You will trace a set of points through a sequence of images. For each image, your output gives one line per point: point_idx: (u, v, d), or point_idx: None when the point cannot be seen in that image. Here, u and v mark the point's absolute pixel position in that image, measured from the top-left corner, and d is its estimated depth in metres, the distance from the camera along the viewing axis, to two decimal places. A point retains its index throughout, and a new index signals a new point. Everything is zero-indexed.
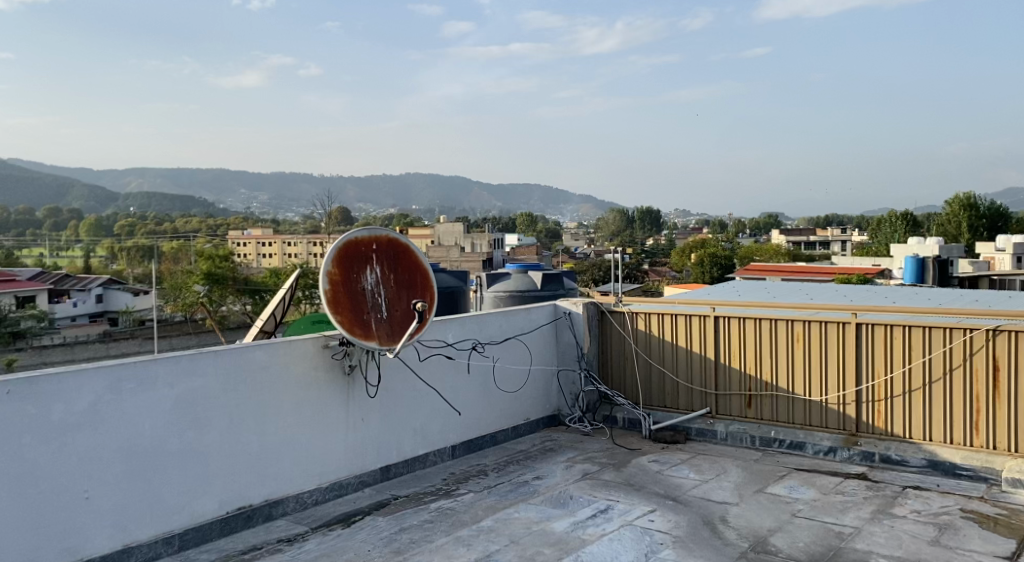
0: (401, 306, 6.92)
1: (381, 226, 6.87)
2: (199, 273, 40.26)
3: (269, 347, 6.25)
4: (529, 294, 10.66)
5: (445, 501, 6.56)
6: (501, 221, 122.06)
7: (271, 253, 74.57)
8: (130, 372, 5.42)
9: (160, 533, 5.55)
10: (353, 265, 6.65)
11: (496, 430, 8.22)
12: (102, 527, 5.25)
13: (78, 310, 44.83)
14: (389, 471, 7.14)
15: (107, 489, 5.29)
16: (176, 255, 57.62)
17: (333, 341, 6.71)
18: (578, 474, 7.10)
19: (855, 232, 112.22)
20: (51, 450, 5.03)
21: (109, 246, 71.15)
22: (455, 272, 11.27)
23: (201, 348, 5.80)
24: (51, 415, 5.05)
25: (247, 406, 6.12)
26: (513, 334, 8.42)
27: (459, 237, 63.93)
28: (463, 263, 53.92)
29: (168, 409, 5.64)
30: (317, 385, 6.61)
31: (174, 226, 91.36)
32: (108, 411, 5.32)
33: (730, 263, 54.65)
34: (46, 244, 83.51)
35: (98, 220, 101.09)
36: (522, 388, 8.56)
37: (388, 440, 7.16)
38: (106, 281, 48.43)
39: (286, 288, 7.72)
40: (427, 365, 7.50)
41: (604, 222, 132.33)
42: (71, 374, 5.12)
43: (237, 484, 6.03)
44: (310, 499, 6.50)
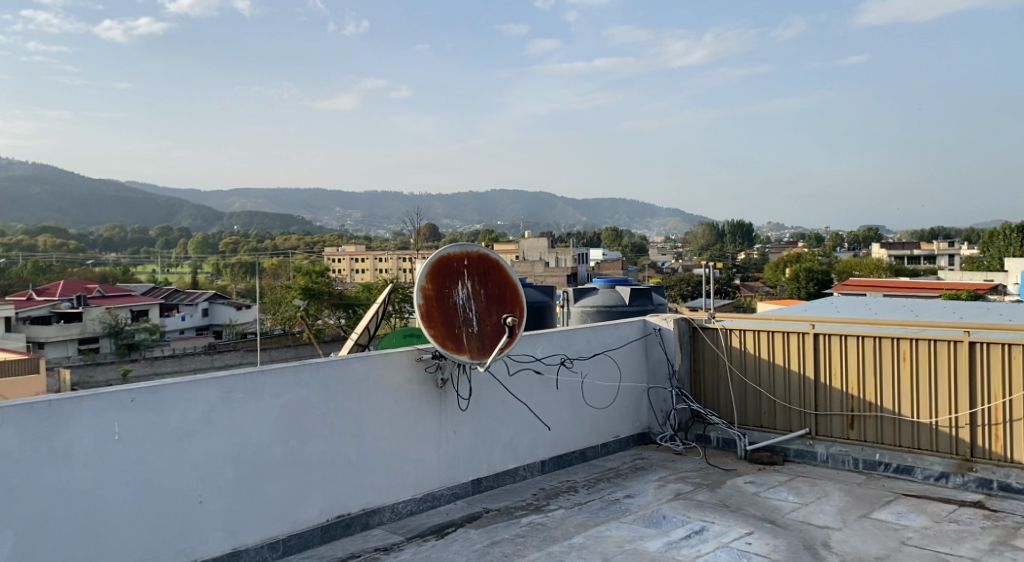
0: (491, 320, 6.98)
1: (473, 242, 6.99)
2: (297, 287, 41.18)
3: (367, 359, 6.42)
4: (616, 309, 10.56)
5: (536, 516, 6.55)
6: (587, 236, 121.69)
7: (364, 269, 76.67)
8: (240, 383, 5.66)
9: (266, 538, 5.75)
10: (446, 280, 6.78)
11: (585, 446, 8.17)
12: (214, 531, 5.48)
13: (186, 323, 47.02)
14: (480, 484, 7.20)
15: (218, 494, 5.52)
16: (275, 271, 59.86)
17: (426, 354, 6.81)
18: (670, 493, 6.98)
19: (963, 245, 106.86)
20: (169, 455, 5.31)
21: (215, 263, 74.58)
22: (542, 287, 11.30)
23: (303, 361, 6.00)
24: (169, 421, 5.33)
25: (346, 417, 6.28)
26: (602, 349, 8.36)
27: (545, 251, 63.83)
28: (548, 278, 53.99)
29: (274, 418, 5.85)
30: (411, 397, 6.73)
31: (273, 243, 95.19)
32: (221, 419, 5.57)
33: (827, 278, 52.86)
34: (157, 261, 88.54)
35: (205, 238, 106.14)
36: (612, 404, 8.49)
37: (479, 453, 7.21)
38: (212, 294, 50.29)
39: (380, 301, 7.91)
40: (516, 380, 7.52)
41: (693, 236, 130.15)
42: (186, 384, 5.39)
43: (337, 493, 6.19)
44: (405, 509, 6.61)
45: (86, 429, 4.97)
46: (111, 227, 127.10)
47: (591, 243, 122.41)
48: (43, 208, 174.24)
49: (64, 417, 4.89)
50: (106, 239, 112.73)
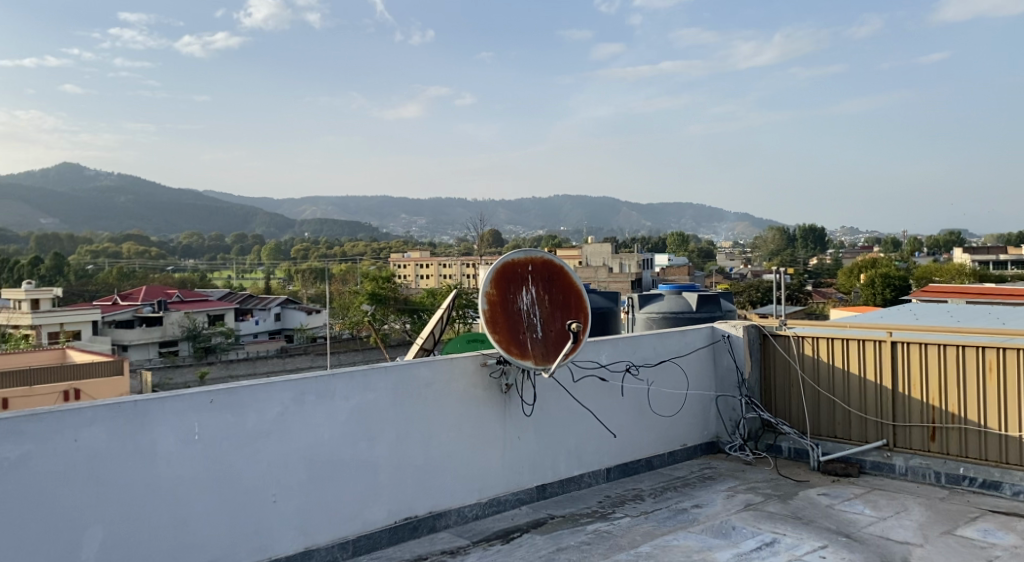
0: (555, 326, 6.95)
1: (538, 248, 6.97)
2: (364, 293, 41.66)
3: (433, 363, 6.46)
4: (683, 316, 10.40)
5: (602, 524, 6.49)
6: (652, 241, 120.44)
7: (429, 274, 77.62)
8: (312, 385, 5.76)
9: (337, 538, 5.84)
10: (510, 286, 6.80)
11: (651, 454, 8.06)
12: (287, 529, 5.60)
13: (260, 327, 48.36)
14: (545, 490, 7.17)
15: (291, 493, 5.64)
16: (344, 277, 61.00)
17: (491, 359, 6.82)
18: (740, 504, 6.82)
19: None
20: (246, 455, 5.45)
21: (286, 270, 76.49)
22: (607, 293, 11.22)
23: (372, 365, 6.07)
24: (246, 422, 5.46)
25: (413, 420, 6.33)
26: (668, 356, 8.24)
27: (608, 256, 63.27)
28: (612, 283, 53.63)
29: (344, 421, 5.93)
30: (476, 401, 6.75)
31: (342, 249, 97.25)
32: (294, 420, 5.68)
33: (906, 283, 51.05)
34: (233, 267, 91.41)
35: (278, 245, 109.04)
36: (679, 412, 8.35)
37: (544, 459, 7.19)
38: (284, 299, 51.65)
39: (445, 306, 7.99)
40: (581, 386, 7.47)
41: (763, 241, 127.57)
42: (261, 386, 5.51)
43: (404, 495, 6.24)
44: (470, 513, 6.63)
45: (168, 429, 5.14)
46: (191, 235, 132.06)
47: (655, 249, 120.92)
48: (128, 218, 182.35)
49: (149, 417, 5.06)
50: (185, 246, 117.03)
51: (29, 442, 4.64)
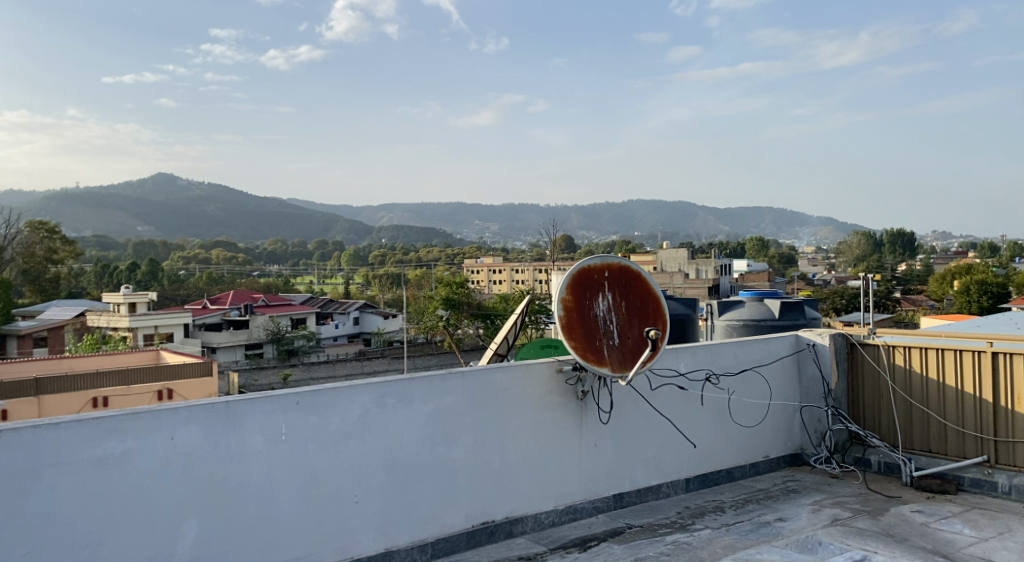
0: (632, 332, 6.86)
1: (614, 254, 6.90)
2: (439, 298, 42.05)
3: (509, 369, 6.45)
4: (765, 323, 10.14)
5: (681, 535, 6.37)
6: (730, 246, 117.91)
7: (502, 280, 78.13)
8: (392, 389, 5.84)
9: (416, 540, 5.90)
10: (586, 292, 6.76)
11: (732, 466, 7.87)
12: (368, 530, 5.69)
13: (340, 331, 49.41)
14: (623, 499, 7.09)
15: (372, 495, 5.72)
16: (419, 282, 61.84)
17: (566, 366, 6.76)
18: (827, 519, 6.59)
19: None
20: (330, 455, 5.56)
21: (365, 275, 78.11)
22: (685, 299, 11.05)
23: (449, 370, 6.11)
24: (329, 424, 5.57)
25: (491, 425, 6.35)
26: (750, 365, 8.04)
27: (684, 261, 62.23)
28: (688, 289, 52.79)
29: (422, 424, 5.99)
30: (552, 407, 6.71)
31: (417, 255, 98.86)
32: (375, 423, 5.76)
33: (1004, 291, 48.51)
34: (315, 273, 93.90)
35: (357, 252, 111.50)
36: (761, 422, 8.14)
37: (621, 468, 7.10)
38: (363, 304, 52.72)
39: (518, 312, 8.04)
40: (658, 394, 7.35)
41: (848, 246, 123.11)
42: (344, 389, 5.61)
43: (482, 500, 6.26)
44: (547, 520, 6.60)
45: (258, 428, 5.29)
46: (275, 242, 136.65)
47: (733, 254, 118.34)
48: (217, 226, 189.92)
49: (239, 417, 5.22)
50: (270, 253, 120.98)
51: (129, 439, 4.84)
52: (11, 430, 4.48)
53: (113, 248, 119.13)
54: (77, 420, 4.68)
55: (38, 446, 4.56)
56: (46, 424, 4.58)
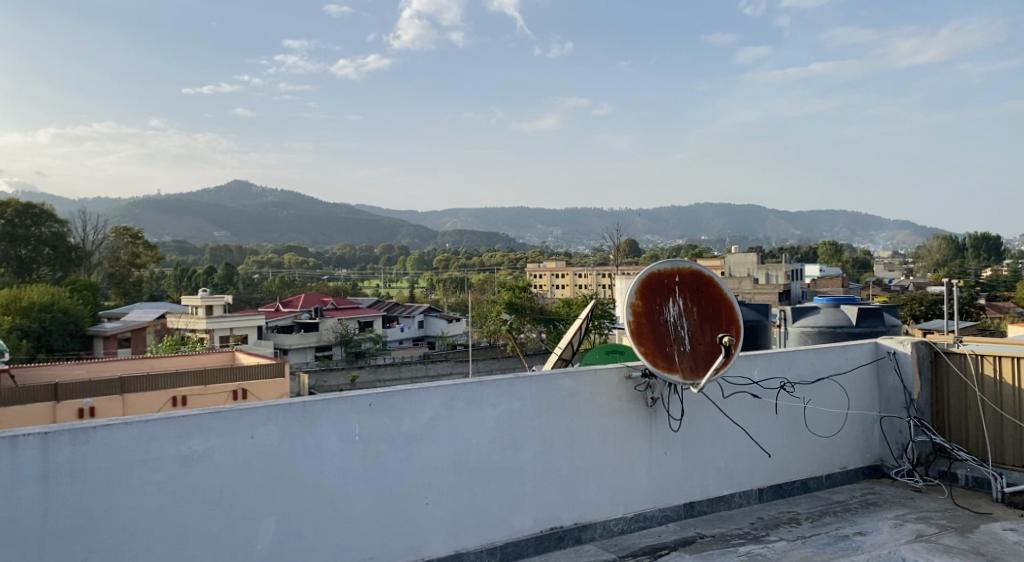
0: (704, 339, 6.75)
1: (684, 258, 6.82)
2: (502, 302, 42.18)
3: (579, 374, 6.42)
4: (841, 330, 9.87)
5: (755, 546, 6.23)
6: (801, 250, 114.80)
7: (564, 284, 78.04)
8: (462, 392, 5.87)
9: (485, 543, 5.91)
10: (656, 297, 6.69)
11: (808, 476, 7.67)
12: (439, 532, 5.73)
13: (405, 334, 50.10)
14: (693, 508, 6.97)
15: (443, 497, 5.76)
16: (482, 286, 62.17)
17: (635, 372, 6.69)
18: (910, 534, 6.36)
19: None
20: (401, 456, 5.62)
21: (429, 279, 78.88)
22: (757, 305, 10.84)
23: (516, 375, 6.11)
24: (401, 426, 5.63)
25: (559, 430, 6.33)
26: (827, 374, 7.82)
27: (754, 267, 60.88)
28: (757, 294, 51.69)
29: (491, 427, 6.01)
30: (621, 413, 6.65)
31: (480, 259, 99.36)
32: (445, 425, 5.81)
33: None
34: (382, 276, 95.38)
35: (422, 257, 112.72)
36: (838, 432, 7.91)
37: (692, 477, 6.99)
38: (428, 307, 53.30)
39: (583, 317, 8.09)
40: (731, 402, 7.20)
41: (928, 250, 118.47)
42: (415, 391, 5.67)
43: (550, 505, 6.24)
44: (616, 527, 6.54)
45: (332, 430, 5.38)
46: (344, 246, 139.16)
47: (805, 259, 115.07)
48: (288, 231, 194.73)
49: (315, 417, 5.32)
50: (339, 258, 123.39)
51: (212, 437, 4.98)
52: (103, 427, 4.66)
53: (191, 253, 123.26)
54: (163, 418, 4.84)
55: (125, 442, 4.73)
56: (135, 421, 4.76)
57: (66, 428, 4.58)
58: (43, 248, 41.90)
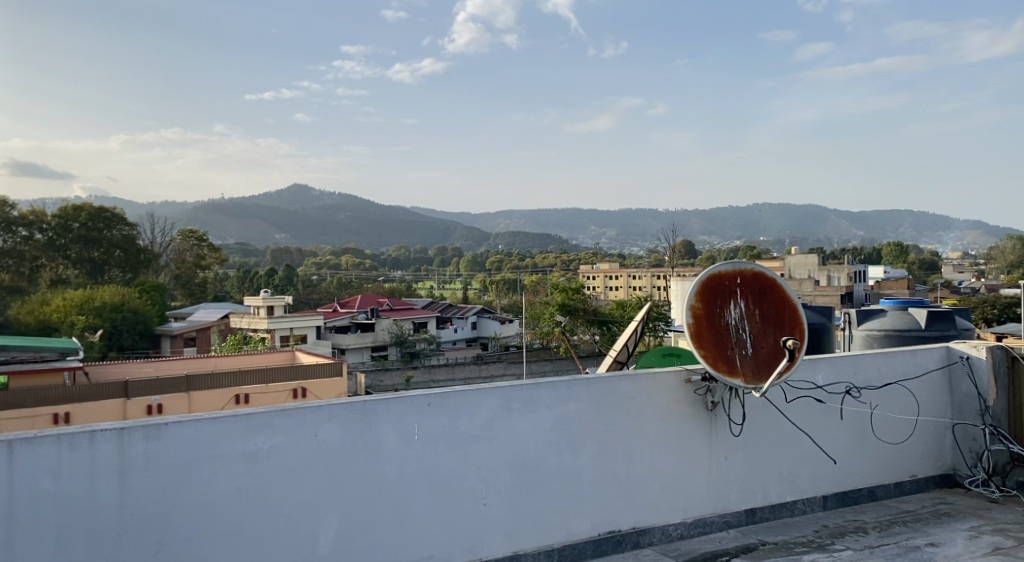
0: (767, 342, 6.61)
1: (746, 259, 6.68)
2: (555, 304, 42.07)
3: (636, 377, 6.34)
4: (909, 334, 9.55)
5: (821, 555, 6.07)
6: (864, 250, 111.63)
7: (618, 286, 77.68)
8: (519, 394, 5.85)
9: (543, 546, 5.88)
10: (717, 299, 6.57)
11: (875, 484, 7.44)
12: (497, 532, 5.73)
13: (458, 335, 50.50)
14: (755, 515, 6.82)
15: (500, 498, 5.75)
16: (535, 288, 62.20)
17: (695, 376, 6.58)
18: (986, 547, 6.13)
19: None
20: (459, 457, 5.63)
21: (483, 280, 79.25)
22: (820, 308, 10.57)
23: (574, 377, 6.07)
24: (459, 425, 5.65)
25: (616, 434, 6.27)
26: (895, 379, 7.58)
27: (815, 268, 59.50)
28: (818, 296, 50.51)
29: (548, 429, 5.97)
30: (681, 417, 6.54)
31: (534, 261, 99.28)
32: (502, 426, 5.80)
33: None
34: (436, 277, 96.20)
35: (475, 258, 113.28)
36: (907, 439, 7.66)
37: (753, 483, 6.84)
38: (481, 309, 53.56)
39: (639, 320, 8.03)
40: (794, 407, 7.04)
41: (1000, 251, 114.08)
42: (473, 392, 5.68)
43: (608, 508, 6.18)
44: (675, 532, 6.44)
45: (392, 429, 5.42)
46: (399, 248, 141.03)
47: (867, 260, 111.87)
48: (345, 234, 197.98)
49: (375, 416, 5.36)
50: (394, 260, 125.02)
51: (277, 435, 5.07)
52: (176, 423, 4.78)
53: (253, 255, 126.35)
54: (231, 416, 4.94)
55: (191, 441, 4.83)
56: (204, 419, 4.87)
57: (140, 424, 4.71)
58: (115, 250, 43.12)
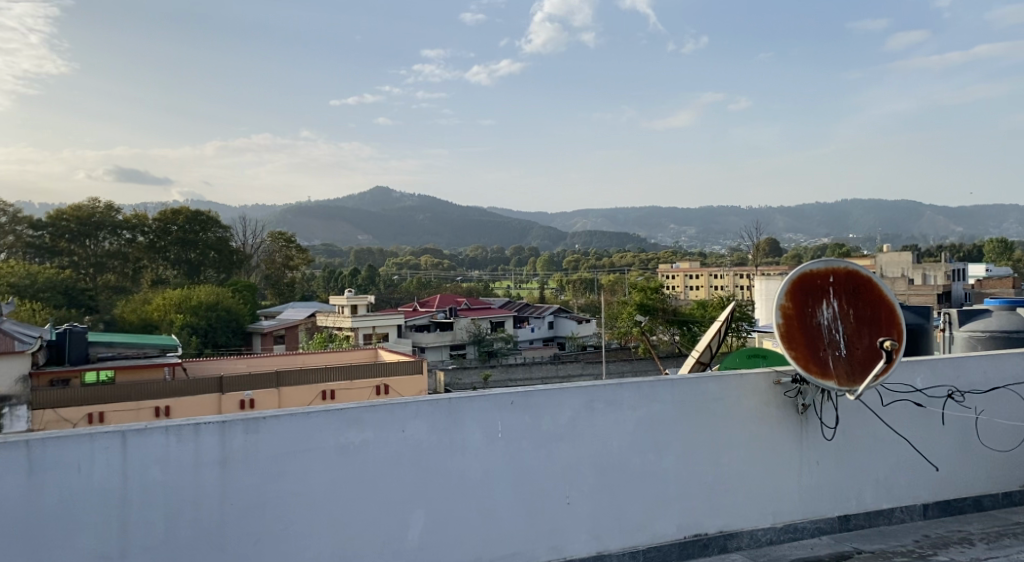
0: (862, 343, 6.37)
1: (839, 257, 6.44)
2: (633, 303, 41.61)
3: (723, 378, 6.19)
4: (1017, 336, 9.04)
5: None
6: (962, 248, 106.45)
7: (699, 285, 76.43)
8: (602, 393, 5.80)
9: (628, 546, 5.82)
10: (808, 299, 6.36)
11: (979, 494, 7.07)
12: (581, 531, 5.69)
13: (535, 334, 50.54)
14: (849, 521, 6.58)
15: (585, 497, 5.72)
16: (613, 288, 61.66)
17: (785, 378, 6.40)
18: None
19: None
20: (542, 455, 5.62)
21: (561, 280, 79.11)
22: (917, 308, 10.09)
23: (658, 377, 5.98)
24: (542, 425, 5.63)
25: (702, 435, 6.14)
26: (1002, 382, 7.17)
27: (909, 266, 57.13)
28: (913, 296, 48.47)
29: (632, 429, 5.90)
30: (769, 419, 6.36)
31: (611, 260, 98.46)
32: (584, 426, 5.76)
33: None
34: (513, 277, 96.56)
35: (552, 258, 113.01)
36: (1015, 448, 7.25)
37: (847, 488, 6.60)
38: (559, 309, 53.45)
39: (723, 319, 7.85)
40: (891, 411, 6.76)
41: None
42: (556, 391, 5.65)
43: (694, 510, 6.07)
44: (764, 537, 6.27)
45: (476, 427, 5.45)
46: (477, 249, 142.30)
47: (967, 257, 106.61)
48: (425, 235, 200.92)
49: (461, 413, 5.40)
50: (472, 260, 126.25)
51: (368, 430, 5.17)
52: (272, 417, 4.93)
53: (337, 256, 129.76)
54: (322, 410, 5.06)
55: (281, 433, 4.95)
56: (296, 414, 4.99)
57: (240, 418, 4.87)
58: (210, 251, 44.82)
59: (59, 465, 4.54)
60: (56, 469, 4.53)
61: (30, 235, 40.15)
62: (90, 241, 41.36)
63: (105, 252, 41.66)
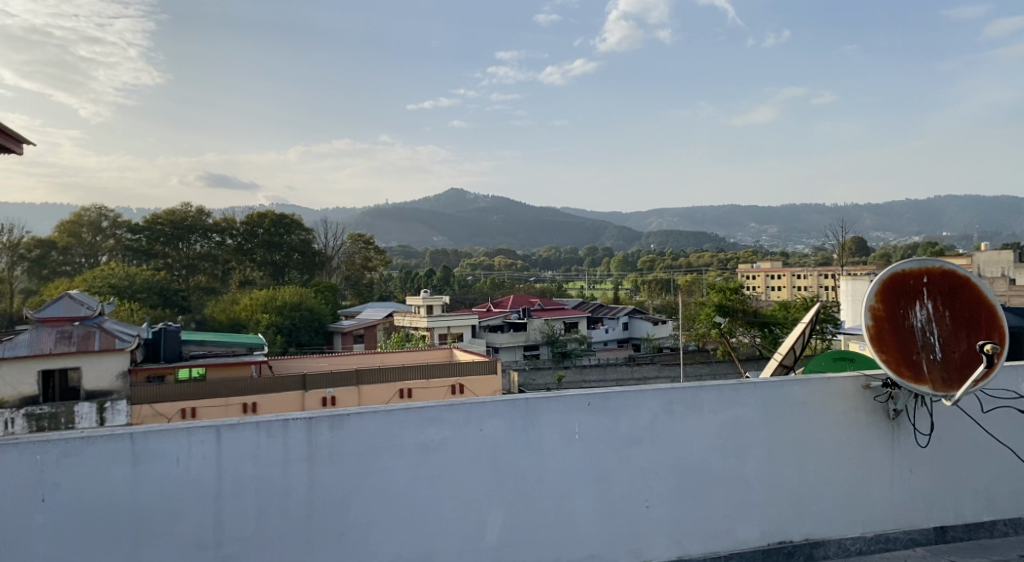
0: (959, 347, 6.08)
1: (934, 257, 6.18)
2: (711, 305, 40.74)
3: (808, 383, 6.02)
4: None
5: None
6: None
7: (781, 286, 74.48)
8: (682, 396, 5.71)
9: (711, 551, 5.71)
10: (900, 300, 6.12)
11: None
12: (661, 535, 5.61)
13: (609, 335, 50.12)
14: (945, 533, 6.29)
15: (665, 501, 5.64)
16: (690, 288, 60.56)
17: (875, 382, 6.16)
18: None
19: None
20: (621, 458, 5.56)
21: (636, 280, 78.25)
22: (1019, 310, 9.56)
23: (741, 380, 5.85)
24: (620, 427, 5.58)
25: (787, 440, 5.98)
26: None
27: (1009, 266, 54.34)
28: (1013, 296, 46.09)
29: (713, 433, 5.79)
30: (859, 424, 6.14)
31: (688, 260, 96.94)
32: (664, 429, 5.68)
33: None
34: (587, 278, 96.05)
35: (627, 259, 111.99)
36: None
37: (943, 498, 6.31)
38: (634, 310, 52.84)
39: (808, 320, 7.63)
40: (991, 418, 6.44)
41: None
42: (634, 393, 5.59)
43: (779, 516, 5.91)
44: (853, 547, 6.06)
45: (554, 427, 5.44)
46: (551, 250, 142.27)
47: None
48: (500, 235, 202.06)
49: (538, 414, 5.40)
50: (546, 260, 126.28)
51: (447, 428, 5.22)
52: (355, 414, 5.04)
53: (413, 257, 131.91)
54: (402, 409, 5.13)
55: (363, 430, 5.05)
56: (377, 411, 5.08)
57: (326, 415, 5.00)
58: (294, 254, 46.11)
59: (155, 456, 4.73)
60: (156, 461, 4.73)
61: (128, 238, 42.30)
62: (182, 244, 43.07)
63: (195, 254, 43.29)
